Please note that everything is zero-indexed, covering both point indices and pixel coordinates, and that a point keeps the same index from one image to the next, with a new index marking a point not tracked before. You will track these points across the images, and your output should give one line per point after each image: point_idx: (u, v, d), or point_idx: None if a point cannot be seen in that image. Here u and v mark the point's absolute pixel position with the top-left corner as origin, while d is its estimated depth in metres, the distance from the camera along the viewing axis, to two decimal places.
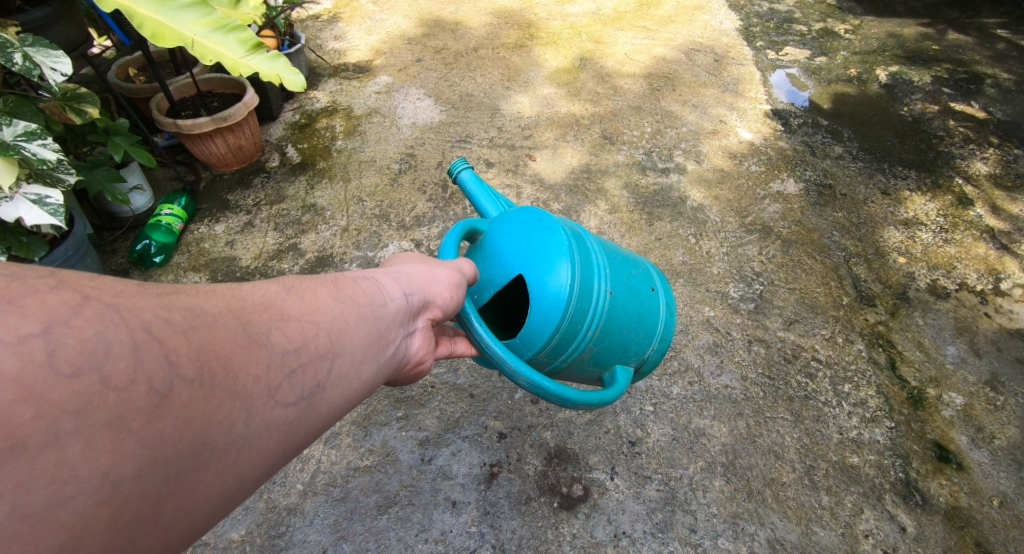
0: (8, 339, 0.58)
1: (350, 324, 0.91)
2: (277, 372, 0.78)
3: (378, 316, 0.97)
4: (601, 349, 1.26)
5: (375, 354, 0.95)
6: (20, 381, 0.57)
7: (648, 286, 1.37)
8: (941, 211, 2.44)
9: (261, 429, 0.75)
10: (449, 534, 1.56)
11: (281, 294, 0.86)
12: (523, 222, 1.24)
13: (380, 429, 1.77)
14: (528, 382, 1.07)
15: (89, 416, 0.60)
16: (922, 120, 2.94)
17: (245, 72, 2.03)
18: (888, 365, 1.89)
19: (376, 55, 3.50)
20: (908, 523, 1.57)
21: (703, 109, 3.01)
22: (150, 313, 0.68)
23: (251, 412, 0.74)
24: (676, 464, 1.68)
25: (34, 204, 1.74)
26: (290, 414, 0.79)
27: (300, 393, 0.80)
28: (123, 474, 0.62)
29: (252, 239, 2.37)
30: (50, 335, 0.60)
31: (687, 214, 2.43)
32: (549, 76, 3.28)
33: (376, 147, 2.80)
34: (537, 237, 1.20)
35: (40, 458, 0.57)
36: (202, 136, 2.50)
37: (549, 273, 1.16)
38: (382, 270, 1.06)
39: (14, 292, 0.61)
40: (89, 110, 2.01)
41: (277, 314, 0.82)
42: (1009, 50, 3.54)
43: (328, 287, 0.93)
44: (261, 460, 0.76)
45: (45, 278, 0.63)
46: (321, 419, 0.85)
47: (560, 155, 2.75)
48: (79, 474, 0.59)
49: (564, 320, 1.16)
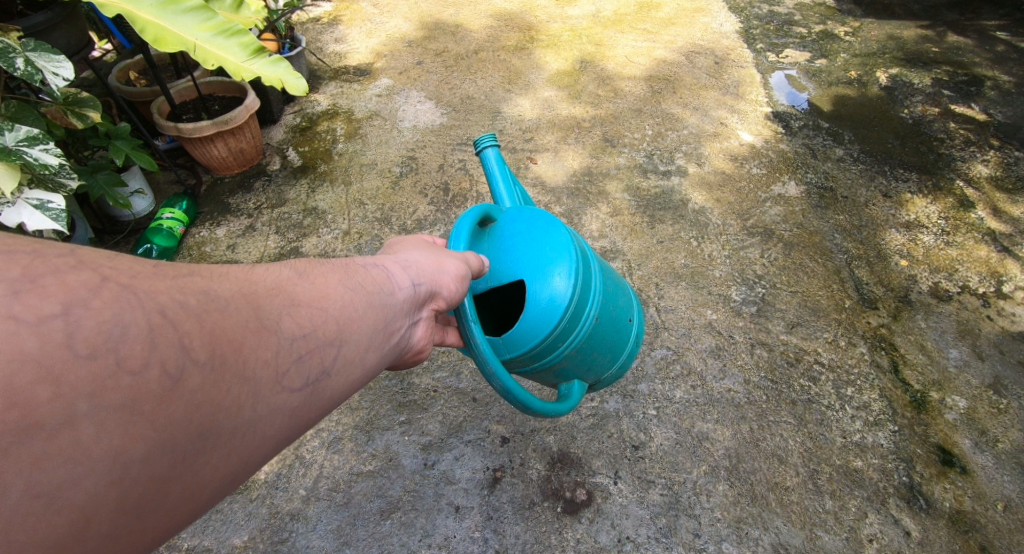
0: (28, 318, 0.57)
1: (358, 311, 0.90)
2: (285, 358, 0.77)
3: (386, 304, 0.96)
4: (574, 364, 1.28)
5: (381, 341, 0.94)
6: (38, 361, 0.56)
7: (628, 315, 1.40)
8: (942, 213, 2.44)
9: (266, 414, 0.74)
10: (452, 539, 1.55)
11: (292, 279, 0.85)
12: (536, 225, 1.23)
13: (382, 433, 1.76)
14: (501, 385, 1.08)
15: (104, 398, 0.59)
16: (923, 122, 2.94)
17: (247, 76, 2.03)
18: (891, 368, 1.89)
19: (377, 57, 3.50)
20: (912, 527, 1.57)
21: (704, 111, 3.02)
22: (165, 296, 0.67)
23: (258, 396, 0.73)
24: (679, 468, 1.67)
25: (36, 209, 1.74)
26: (296, 399, 0.78)
27: (306, 379, 0.79)
28: (134, 456, 0.61)
29: (253, 243, 2.37)
30: (69, 316, 0.59)
31: (688, 217, 2.43)
32: (549, 79, 3.28)
33: (377, 150, 2.80)
34: (548, 246, 1.19)
35: (55, 438, 0.56)
36: (203, 140, 2.49)
37: (549, 282, 1.16)
38: (390, 257, 1.05)
39: (34, 271, 0.60)
40: (90, 114, 2.01)
41: (288, 299, 0.81)
42: (1008, 52, 3.55)
43: (338, 273, 0.92)
44: (266, 445, 0.75)
45: (64, 256, 0.62)
46: (325, 405, 0.84)
47: (561, 157, 2.75)
48: (92, 455, 0.58)
49: (551, 334, 1.17)
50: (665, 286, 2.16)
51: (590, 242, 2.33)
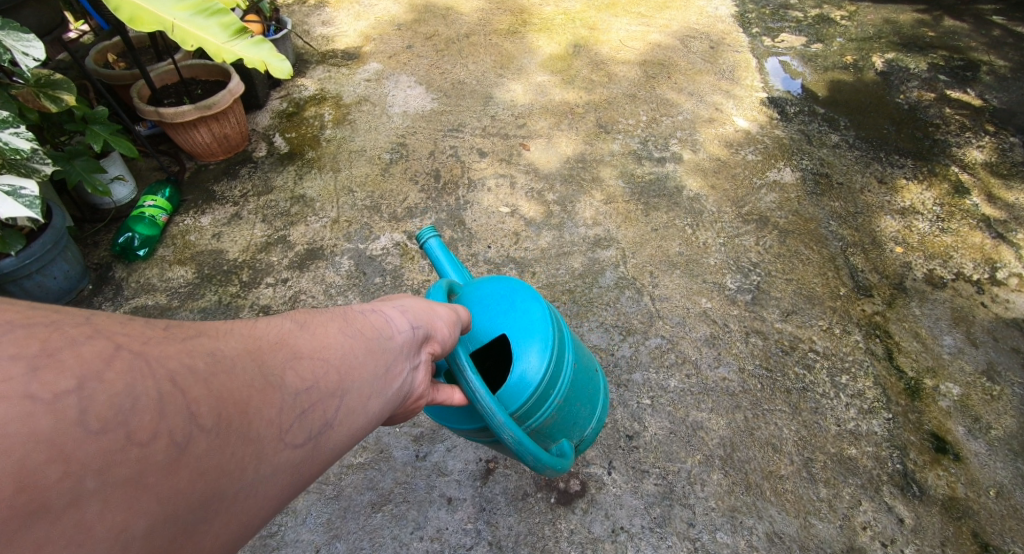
0: (44, 396, 0.54)
1: (358, 359, 0.85)
2: (288, 414, 0.73)
3: (389, 347, 0.90)
4: (562, 415, 1.28)
5: (384, 388, 0.88)
6: (51, 440, 0.53)
7: (594, 367, 1.45)
8: (937, 199, 2.42)
9: (269, 475, 0.70)
10: (444, 532, 1.54)
11: (293, 331, 0.80)
12: (498, 291, 1.25)
13: (373, 425, 1.74)
14: (513, 438, 1.00)
15: (112, 473, 0.56)
16: (918, 108, 2.92)
17: (228, 57, 1.95)
18: (885, 356, 1.89)
19: (366, 41, 3.43)
20: (906, 514, 1.56)
21: (699, 96, 2.98)
22: (175, 361, 0.64)
23: (261, 457, 0.69)
24: (674, 458, 1.66)
25: (9, 195, 1.67)
26: (298, 455, 0.74)
27: (308, 434, 0.75)
28: (137, 533, 0.57)
29: (239, 231, 2.32)
30: (83, 391, 0.56)
31: (683, 204, 2.40)
32: (543, 63, 3.23)
33: (366, 136, 2.75)
34: (520, 302, 1.23)
35: (61, 519, 0.52)
36: (186, 125, 2.43)
37: (529, 339, 1.19)
38: (385, 302, 0.98)
39: (50, 343, 0.57)
40: (64, 97, 1.95)
41: (291, 353, 0.77)
42: (1004, 36, 3.52)
43: (337, 320, 0.87)
44: (268, 507, 0.71)
45: (81, 326, 0.60)
46: (326, 461, 0.79)
47: (555, 143, 2.71)
48: (96, 534, 0.54)
49: (540, 385, 1.17)
50: (660, 274, 2.14)
51: (584, 230, 2.30)
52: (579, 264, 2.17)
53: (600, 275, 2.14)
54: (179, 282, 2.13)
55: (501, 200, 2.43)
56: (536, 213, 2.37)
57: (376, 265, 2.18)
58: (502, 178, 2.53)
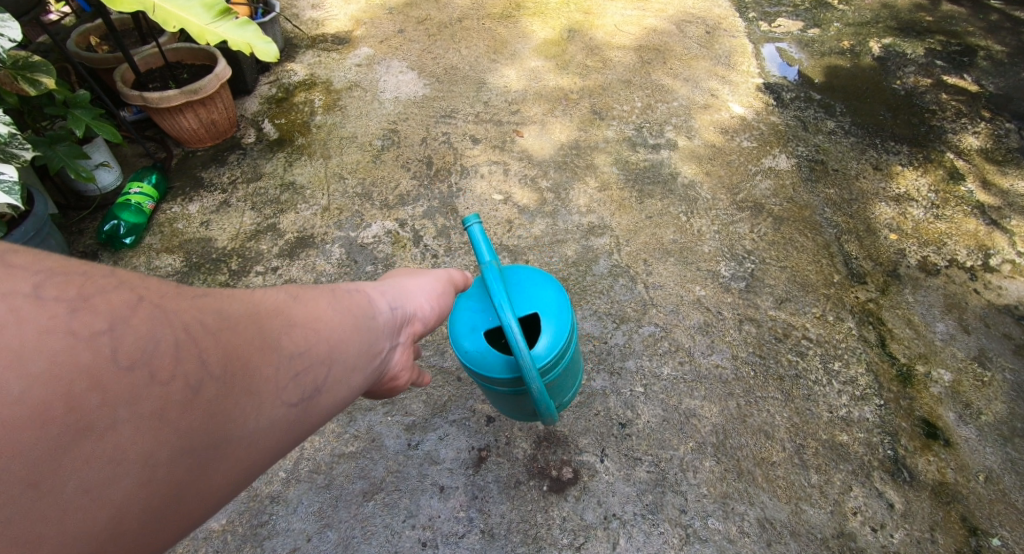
0: (78, 335, 0.57)
1: (348, 332, 0.84)
2: (285, 377, 0.72)
3: (373, 325, 0.89)
4: (556, 385, 1.36)
5: (367, 363, 0.87)
6: (88, 370, 0.56)
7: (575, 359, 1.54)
8: (932, 186, 2.42)
9: (268, 426, 0.70)
10: (437, 520, 1.54)
11: (289, 301, 0.78)
12: (528, 276, 1.30)
13: (364, 414, 1.73)
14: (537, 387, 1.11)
15: (140, 405, 0.59)
16: (915, 94, 2.90)
17: (211, 39, 1.93)
18: (878, 343, 1.89)
19: (356, 25, 3.37)
20: (896, 499, 1.57)
21: (695, 82, 2.95)
22: (189, 314, 0.65)
23: (261, 410, 0.69)
24: (666, 445, 1.67)
25: None
26: (292, 414, 0.73)
27: (304, 394, 0.74)
28: (161, 459, 0.60)
29: (228, 219, 2.29)
30: (115, 333, 0.59)
31: (678, 191, 2.39)
32: (536, 48, 3.19)
33: (358, 122, 2.72)
34: (547, 288, 1.29)
35: (103, 439, 0.56)
36: (172, 110, 2.40)
37: (554, 319, 1.26)
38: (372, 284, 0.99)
39: (83, 290, 0.60)
40: (43, 80, 1.91)
41: (287, 320, 0.75)
42: (1002, 21, 3.49)
43: (330, 296, 0.85)
44: (269, 456, 0.71)
45: (111, 278, 0.62)
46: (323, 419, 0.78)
47: (548, 130, 2.68)
48: (129, 455, 0.58)
49: (557, 355, 1.26)
50: (653, 262, 2.13)
51: (577, 218, 2.28)
52: (572, 252, 2.16)
53: (594, 263, 2.12)
54: (167, 270, 2.11)
55: (494, 188, 2.41)
56: (529, 200, 2.35)
57: (368, 253, 2.16)
58: (495, 165, 2.51)
